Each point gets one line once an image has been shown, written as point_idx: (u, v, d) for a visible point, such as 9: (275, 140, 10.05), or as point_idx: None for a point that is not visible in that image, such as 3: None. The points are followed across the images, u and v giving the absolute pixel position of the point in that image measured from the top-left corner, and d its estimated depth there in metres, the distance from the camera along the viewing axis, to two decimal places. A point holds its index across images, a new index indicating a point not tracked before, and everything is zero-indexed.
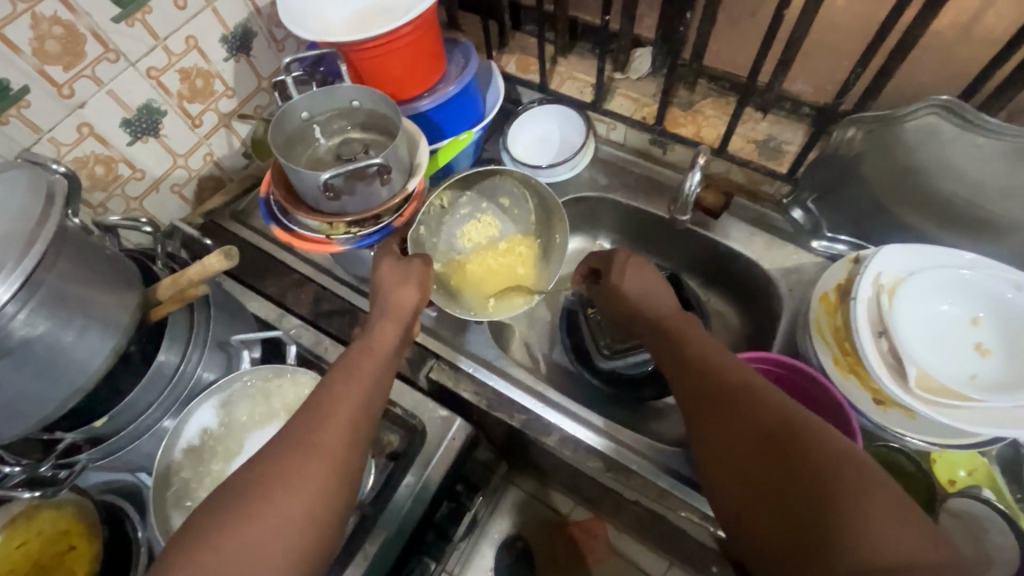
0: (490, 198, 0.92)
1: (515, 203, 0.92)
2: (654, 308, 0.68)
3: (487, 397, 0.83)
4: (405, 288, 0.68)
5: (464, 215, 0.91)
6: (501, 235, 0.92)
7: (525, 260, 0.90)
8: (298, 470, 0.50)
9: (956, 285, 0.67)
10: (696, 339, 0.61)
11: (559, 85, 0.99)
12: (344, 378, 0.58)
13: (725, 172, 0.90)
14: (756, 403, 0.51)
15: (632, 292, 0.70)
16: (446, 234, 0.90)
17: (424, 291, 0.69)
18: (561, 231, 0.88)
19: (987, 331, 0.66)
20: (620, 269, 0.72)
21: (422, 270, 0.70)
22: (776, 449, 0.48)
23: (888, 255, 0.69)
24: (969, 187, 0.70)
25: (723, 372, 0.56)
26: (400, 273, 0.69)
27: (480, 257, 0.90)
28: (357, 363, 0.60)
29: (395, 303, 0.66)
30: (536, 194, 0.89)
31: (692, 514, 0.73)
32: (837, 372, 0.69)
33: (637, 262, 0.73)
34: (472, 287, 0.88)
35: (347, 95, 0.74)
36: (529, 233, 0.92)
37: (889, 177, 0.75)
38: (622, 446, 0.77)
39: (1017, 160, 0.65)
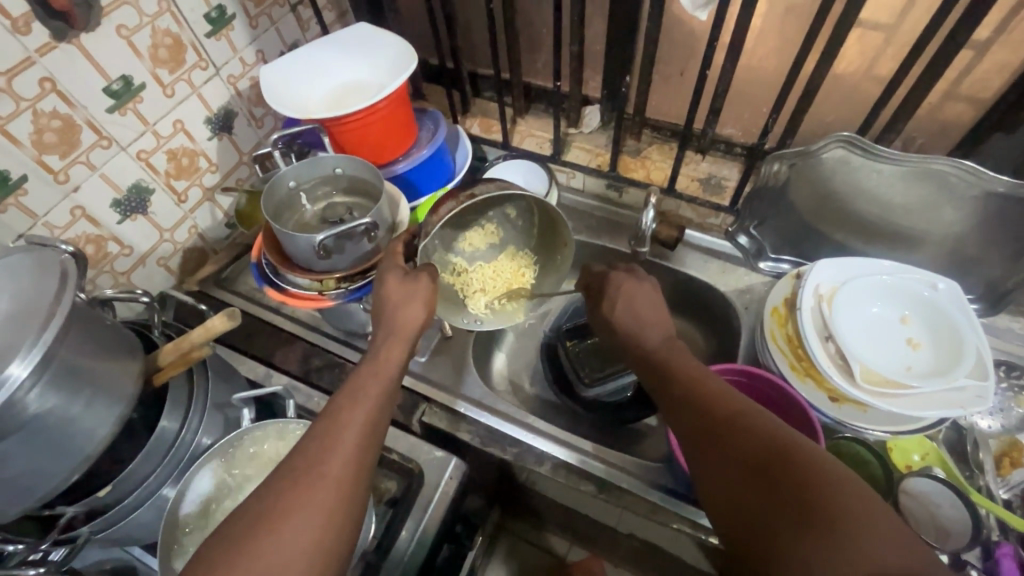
0: (497, 209, 0.90)
1: (520, 216, 0.91)
2: (641, 340, 0.71)
3: (479, 434, 0.86)
4: (412, 307, 0.69)
5: (469, 221, 0.90)
6: (502, 245, 0.92)
7: (524, 275, 0.90)
8: (305, 498, 0.53)
9: (880, 289, 0.77)
10: (683, 367, 0.66)
11: (520, 141, 1.10)
12: (350, 404, 0.60)
13: (676, 209, 1.00)
14: (748, 428, 0.56)
15: (624, 313, 0.73)
16: (448, 239, 0.88)
17: (430, 309, 0.71)
18: (563, 252, 0.88)
19: (914, 326, 0.76)
20: (615, 293, 0.75)
21: (429, 288, 0.70)
22: (770, 468, 0.53)
23: (823, 269, 0.79)
24: (881, 207, 0.81)
25: (715, 399, 0.61)
26: (407, 289, 0.70)
27: (480, 266, 0.90)
28: (362, 388, 0.62)
29: (398, 323, 0.68)
30: (544, 212, 0.87)
31: (684, 525, 0.77)
32: (795, 377, 0.77)
33: (622, 279, 0.76)
34: (470, 294, 0.87)
35: (330, 163, 0.81)
36: (528, 249, 0.93)
37: (816, 202, 0.86)
38: (612, 466, 0.81)
39: (913, 180, 0.77)
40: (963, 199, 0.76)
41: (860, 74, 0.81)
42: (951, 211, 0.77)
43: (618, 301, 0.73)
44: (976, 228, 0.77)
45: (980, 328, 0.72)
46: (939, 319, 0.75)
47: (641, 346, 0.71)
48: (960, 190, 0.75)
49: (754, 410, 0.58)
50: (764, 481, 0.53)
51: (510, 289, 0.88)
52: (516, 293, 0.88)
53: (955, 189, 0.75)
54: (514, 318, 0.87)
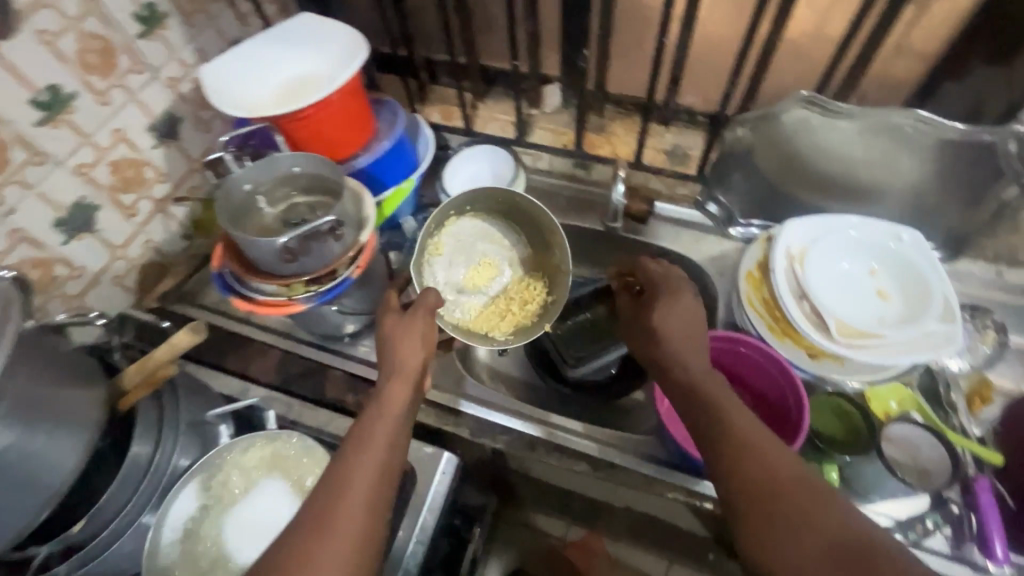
0: (481, 241, 0.92)
1: (507, 240, 0.93)
2: (688, 368, 0.63)
3: (469, 426, 0.85)
4: (410, 344, 0.67)
5: (462, 263, 0.90)
6: (507, 273, 0.92)
7: (534, 286, 0.90)
8: (318, 563, 0.51)
9: (849, 245, 0.78)
10: (737, 413, 0.59)
11: (483, 126, 1.09)
12: (358, 453, 0.58)
13: (645, 182, 1.00)
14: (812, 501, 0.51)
15: (673, 330, 0.66)
16: (449, 287, 0.88)
17: (429, 345, 0.69)
18: (557, 247, 0.89)
19: (882, 277, 0.78)
20: (664, 307, 0.68)
21: (427, 324, 0.69)
22: (844, 552, 0.48)
23: (793, 229, 0.79)
24: (842, 164, 0.83)
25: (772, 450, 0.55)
26: (404, 325, 0.69)
27: (493, 302, 0.89)
28: (369, 434, 0.60)
29: (401, 361, 0.66)
30: (518, 214, 0.92)
31: (679, 493, 0.78)
32: (774, 339, 0.78)
33: (671, 295, 0.69)
34: (490, 326, 0.86)
35: (286, 162, 0.78)
36: (530, 263, 0.92)
37: (781, 164, 0.86)
38: (604, 444, 0.82)
39: (871, 136, 0.78)
40: (921, 149, 0.77)
41: (812, 34, 0.81)
42: (909, 162, 0.79)
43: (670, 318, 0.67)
44: (934, 176, 0.79)
45: (945, 274, 0.74)
46: (906, 269, 0.77)
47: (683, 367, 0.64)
48: (917, 141, 0.76)
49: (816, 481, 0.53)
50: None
51: (527, 309, 0.87)
52: (529, 307, 0.88)
53: (911, 141, 0.76)
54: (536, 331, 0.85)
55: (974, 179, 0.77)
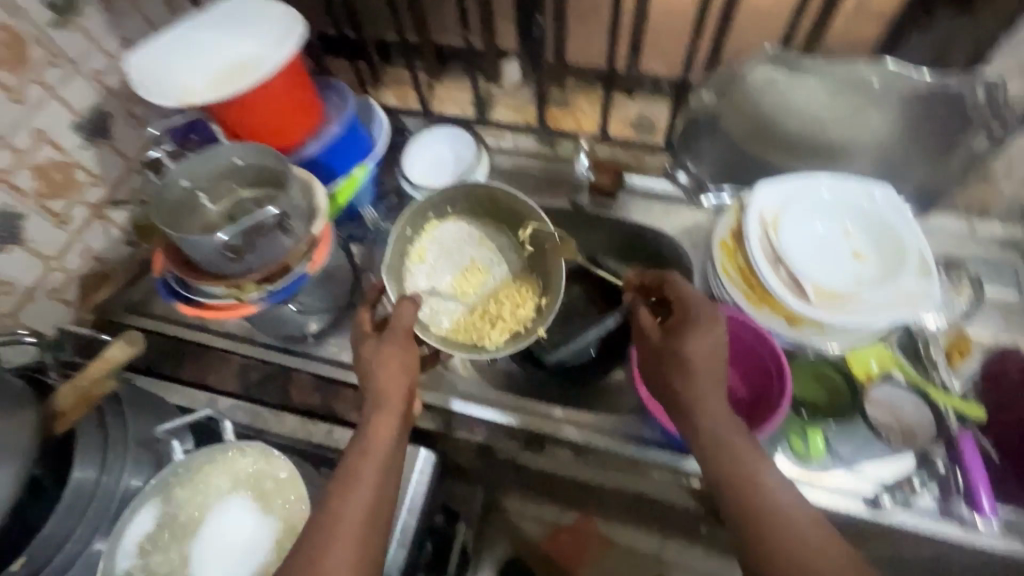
0: (467, 245, 0.89)
1: (494, 244, 0.90)
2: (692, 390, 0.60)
3: (446, 419, 0.81)
4: (388, 372, 0.65)
5: (448, 268, 0.87)
6: (496, 279, 0.88)
7: (527, 292, 0.85)
8: None
9: (821, 206, 0.76)
10: (722, 431, 0.59)
11: (441, 107, 1.04)
12: (345, 495, 0.58)
13: (612, 155, 0.97)
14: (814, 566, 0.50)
15: (699, 362, 0.60)
16: (434, 295, 0.84)
17: (411, 370, 0.66)
18: (551, 246, 0.84)
19: (857, 237, 0.75)
20: (685, 337, 0.61)
21: (406, 351, 0.66)
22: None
23: (764, 193, 0.76)
24: (810, 122, 0.80)
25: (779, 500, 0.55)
26: (382, 353, 0.66)
27: (482, 309, 0.84)
28: (354, 473, 0.60)
29: (382, 393, 0.64)
30: (503, 213, 0.88)
31: (666, 472, 0.76)
32: (755, 308, 0.75)
33: (701, 323, 0.62)
34: (482, 333, 0.81)
35: (227, 153, 0.72)
36: (521, 268, 0.88)
37: (749, 126, 0.83)
38: (586, 428, 0.79)
39: (837, 91, 0.76)
40: (888, 101, 0.75)
41: None
42: (877, 115, 0.77)
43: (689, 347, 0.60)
44: (903, 129, 0.77)
45: (917, 227, 0.73)
46: (879, 226, 0.75)
47: (699, 400, 0.60)
48: (883, 94, 0.74)
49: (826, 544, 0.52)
50: None
51: (520, 314, 0.83)
52: (524, 312, 0.83)
53: (878, 95, 0.75)
54: (533, 337, 0.79)
55: (943, 127, 0.75)
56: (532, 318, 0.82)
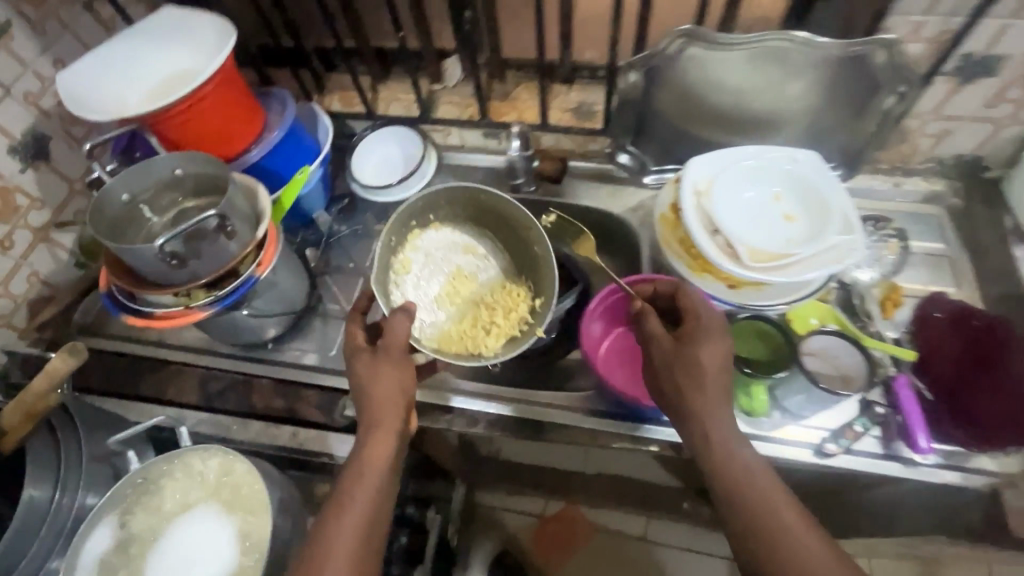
0: (453, 253, 0.87)
1: (481, 248, 0.88)
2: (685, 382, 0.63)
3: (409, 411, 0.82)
4: (383, 388, 0.66)
5: (435, 279, 0.85)
6: (486, 283, 0.87)
7: (520, 294, 0.84)
8: None
9: (752, 173, 0.79)
10: (710, 417, 0.61)
11: (386, 108, 1.05)
12: (344, 509, 0.61)
13: (555, 143, 1.00)
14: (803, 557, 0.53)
15: (710, 368, 0.63)
16: (423, 306, 0.83)
17: (405, 386, 0.67)
18: (537, 243, 0.82)
19: (787, 200, 0.79)
20: (700, 344, 0.64)
21: (403, 369, 0.67)
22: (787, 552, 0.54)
23: (696, 165, 0.80)
24: (735, 95, 0.84)
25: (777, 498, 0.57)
26: (378, 370, 0.67)
27: (474, 316, 0.83)
28: (352, 488, 0.62)
29: (378, 410, 0.65)
30: (490, 216, 0.87)
31: (624, 442, 0.78)
32: (699, 278, 0.79)
33: (712, 332, 0.65)
34: (476, 340, 0.80)
35: (166, 165, 0.72)
36: (512, 271, 0.87)
37: (679, 104, 0.87)
38: (546, 407, 0.81)
39: (755, 64, 0.79)
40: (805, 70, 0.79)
41: None
42: (795, 84, 0.81)
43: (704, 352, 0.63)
44: (820, 96, 0.81)
45: (840, 186, 0.77)
46: (805, 188, 0.79)
47: (688, 390, 0.62)
48: (798, 63, 0.78)
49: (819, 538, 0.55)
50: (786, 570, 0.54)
51: (514, 318, 0.82)
52: (519, 315, 0.82)
53: (793, 65, 0.78)
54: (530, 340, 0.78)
55: (857, 90, 0.79)
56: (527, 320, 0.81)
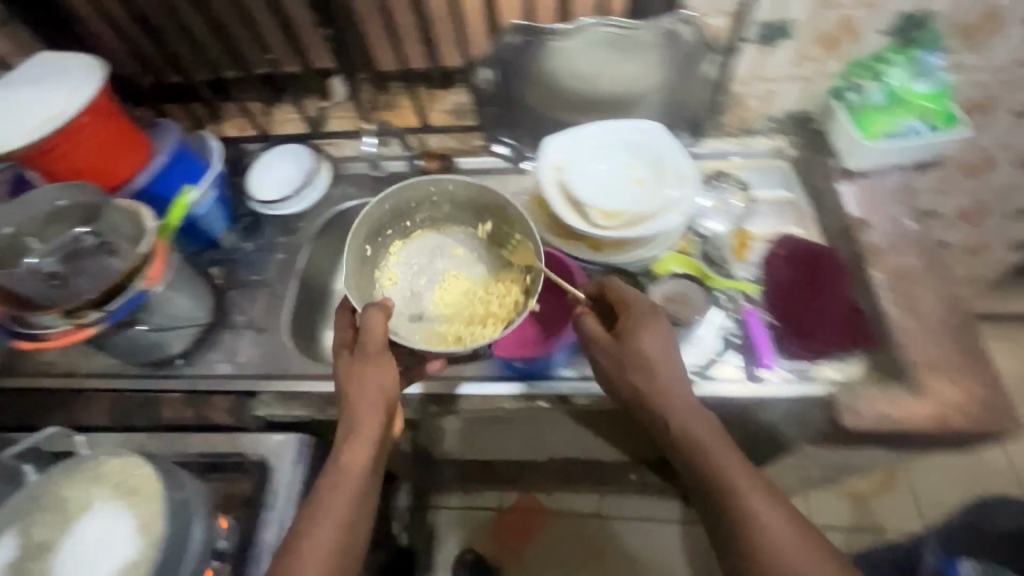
0: (438, 256, 0.94)
1: (466, 246, 0.94)
2: (638, 356, 0.68)
3: (316, 403, 0.86)
4: (364, 393, 0.70)
5: (427, 284, 0.92)
6: (479, 278, 0.92)
7: (512, 281, 0.89)
8: None
9: (602, 146, 0.88)
10: (668, 386, 0.67)
11: (280, 128, 1.11)
12: (325, 510, 0.65)
13: (440, 143, 1.08)
14: (750, 509, 0.60)
15: (654, 353, 0.68)
16: (420, 311, 0.90)
17: (387, 393, 0.71)
18: (515, 228, 0.87)
19: (637, 164, 0.87)
20: (642, 325, 0.70)
21: (387, 373, 0.71)
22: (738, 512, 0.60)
23: (551, 144, 0.88)
24: (581, 79, 0.92)
25: (719, 450, 0.63)
26: (359, 378, 0.71)
27: (471, 310, 0.89)
28: (330, 490, 0.66)
29: (356, 417, 0.69)
30: (465, 210, 0.92)
31: (518, 400, 0.85)
32: (563, 243, 0.88)
33: (648, 314, 0.70)
34: (473, 332, 0.87)
35: (49, 197, 0.77)
36: (500, 261, 0.92)
37: (535, 93, 0.95)
38: (443, 381, 0.87)
39: (590, 50, 0.87)
40: (636, 51, 0.87)
41: None
42: (630, 64, 0.89)
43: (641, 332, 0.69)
44: (654, 72, 0.90)
45: (680, 149, 0.86)
46: (650, 153, 0.87)
47: (639, 362, 0.68)
48: (626, 45, 0.86)
49: (763, 488, 0.62)
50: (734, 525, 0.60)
51: (507, 304, 0.87)
52: (512, 299, 0.87)
53: (623, 47, 0.86)
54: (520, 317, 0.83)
55: (683, 64, 0.88)
56: (518, 301, 0.86)
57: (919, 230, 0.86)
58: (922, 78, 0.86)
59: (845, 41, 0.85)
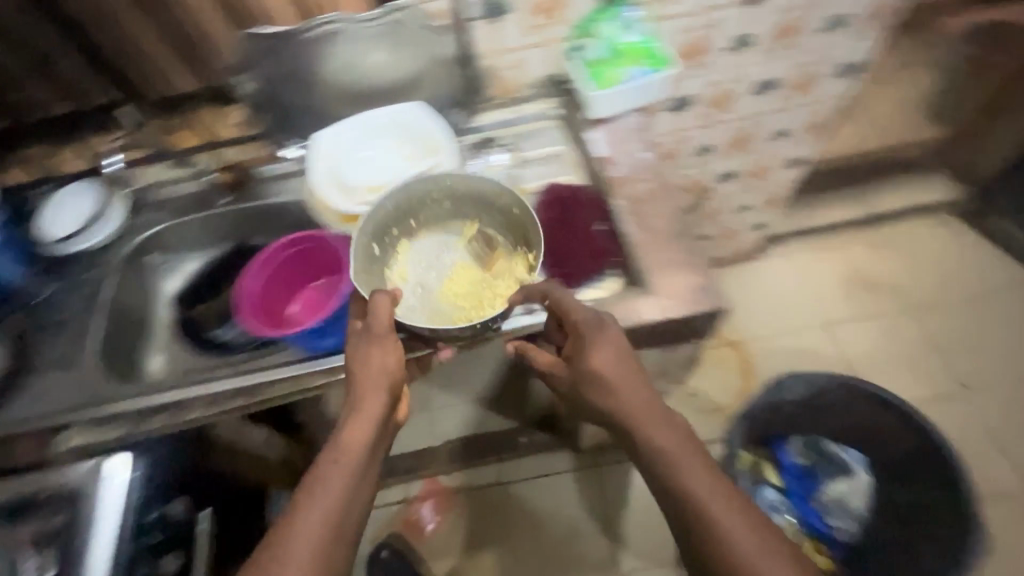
0: (444, 251, 0.94)
1: (470, 241, 0.95)
2: (598, 372, 0.77)
3: (129, 422, 0.89)
4: (371, 370, 0.77)
5: (437, 277, 0.91)
6: (487, 266, 0.92)
7: (518, 262, 0.90)
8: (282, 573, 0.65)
9: (368, 133, 0.96)
10: (625, 389, 0.76)
11: (68, 168, 1.10)
12: (322, 481, 0.71)
13: (236, 155, 1.11)
14: (713, 522, 0.67)
15: (605, 369, 0.77)
16: (430, 300, 0.89)
17: (392, 374, 0.78)
18: (518, 209, 0.89)
19: (401, 143, 0.96)
20: (595, 341, 0.77)
21: (393, 353, 0.78)
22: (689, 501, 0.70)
23: (319, 139, 0.95)
24: (337, 72, 1.00)
25: (687, 466, 0.71)
26: (368, 362, 0.77)
27: (480, 294, 0.89)
28: (330, 466, 0.72)
29: (362, 400, 0.76)
30: (467, 205, 0.94)
31: (318, 378, 0.88)
32: (345, 225, 0.93)
33: (597, 330, 0.78)
34: (483, 309, 0.86)
35: None
36: (506, 248, 0.93)
37: (300, 90, 1.02)
38: (247, 375, 0.90)
39: (332, 44, 0.96)
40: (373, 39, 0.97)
41: None
42: (376, 52, 0.98)
43: (591, 351, 0.77)
44: (400, 56, 0.99)
45: (435, 122, 0.96)
46: (410, 130, 0.96)
47: (595, 367, 0.77)
48: (363, 36, 0.96)
49: (724, 496, 0.69)
50: (685, 507, 0.70)
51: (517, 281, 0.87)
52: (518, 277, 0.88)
53: (360, 38, 0.96)
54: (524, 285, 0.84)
55: (421, 44, 0.98)
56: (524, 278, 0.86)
57: (651, 159, 1.01)
58: (628, 30, 1.00)
59: (557, 7, 0.96)
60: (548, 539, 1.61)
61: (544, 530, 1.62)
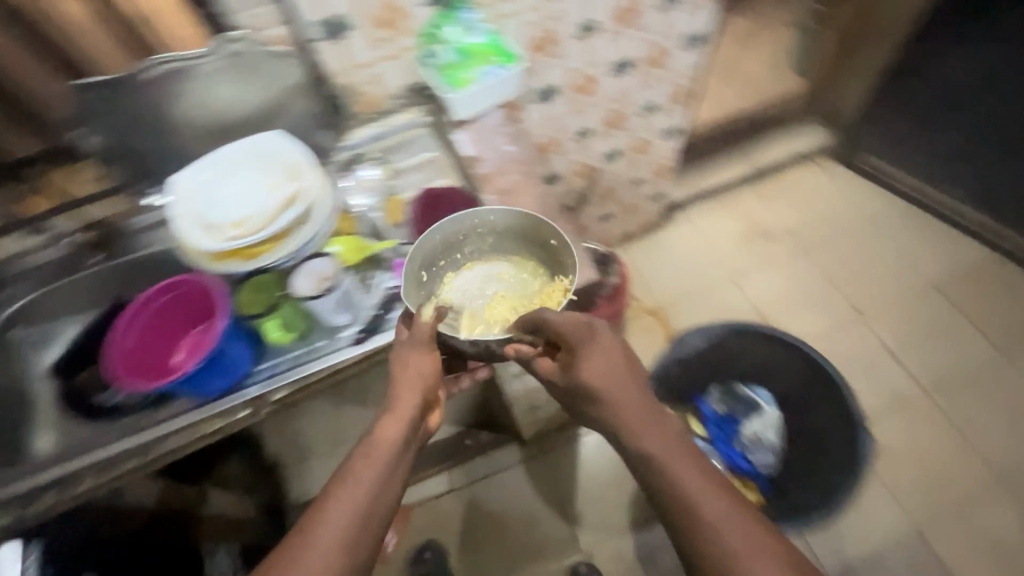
0: (487, 285, 0.99)
1: (511, 274, 1.00)
2: (595, 373, 0.77)
3: (14, 505, 0.84)
4: (407, 372, 0.81)
5: (479, 306, 0.96)
6: (526, 295, 0.97)
7: (555, 291, 0.93)
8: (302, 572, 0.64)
9: (226, 169, 0.96)
10: (622, 386, 0.77)
11: None
12: (352, 481, 0.72)
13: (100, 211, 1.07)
14: (702, 520, 0.67)
15: (597, 376, 0.77)
16: (472, 325, 0.94)
17: (427, 381, 0.82)
18: (557, 242, 0.93)
19: (261, 171, 0.96)
20: (592, 346, 0.78)
21: (428, 359, 0.83)
22: (683, 497, 0.69)
23: (177, 184, 0.95)
24: (184, 112, 0.99)
25: (678, 466, 0.71)
26: (404, 368, 0.82)
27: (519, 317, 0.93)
28: (359, 466, 0.74)
29: (397, 401, 0.80)
30: (508, 239, 0.99)
31: (217, 421, 0.88)
32: (218, 264, 0.92)
33: (596, 339, 0.79)
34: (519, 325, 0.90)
35: None
36: (544, 279, 0.97)
37: (151, 136, 1.00)
38: (140, 433, 0.87)
39: (170, 86, 0.95)
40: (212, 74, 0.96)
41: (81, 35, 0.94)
42: (220, 88, 0.98)
43: (591, 354, 0.78)
44: (247, 88, 1.00)
45: (290, 144, 0.97)
46: (268, 157, 0.97)
47: (591, 366, 0.78)
48: (202, 73, 0.95)
49: (712, 491, 0.69)
50: (677, 498, 0.69)
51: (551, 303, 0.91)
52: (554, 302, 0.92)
53: (200, 76, 0.95)
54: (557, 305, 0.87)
55: (265, 74, 0.99)
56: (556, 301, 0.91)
57: None
58: (471, 32, 1.03)
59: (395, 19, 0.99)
60: (509, 534, 1.63)
61: (505, 525, 1.63)
